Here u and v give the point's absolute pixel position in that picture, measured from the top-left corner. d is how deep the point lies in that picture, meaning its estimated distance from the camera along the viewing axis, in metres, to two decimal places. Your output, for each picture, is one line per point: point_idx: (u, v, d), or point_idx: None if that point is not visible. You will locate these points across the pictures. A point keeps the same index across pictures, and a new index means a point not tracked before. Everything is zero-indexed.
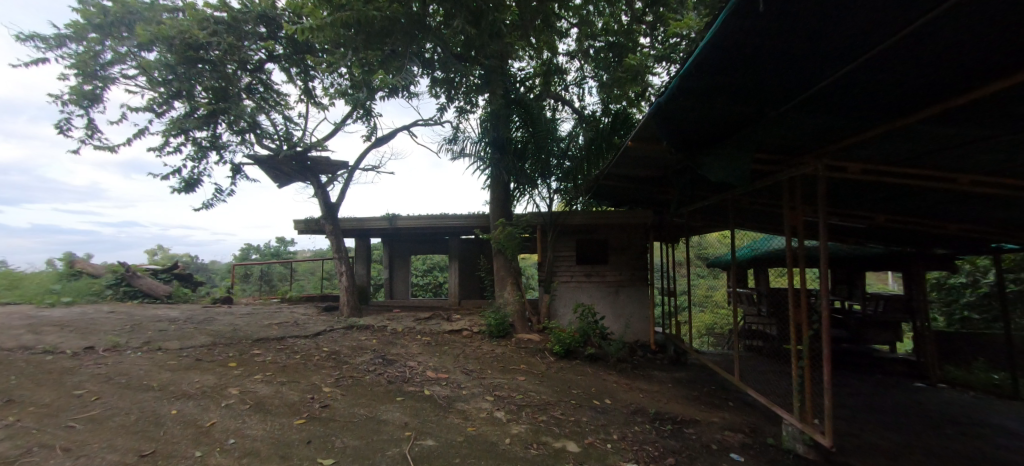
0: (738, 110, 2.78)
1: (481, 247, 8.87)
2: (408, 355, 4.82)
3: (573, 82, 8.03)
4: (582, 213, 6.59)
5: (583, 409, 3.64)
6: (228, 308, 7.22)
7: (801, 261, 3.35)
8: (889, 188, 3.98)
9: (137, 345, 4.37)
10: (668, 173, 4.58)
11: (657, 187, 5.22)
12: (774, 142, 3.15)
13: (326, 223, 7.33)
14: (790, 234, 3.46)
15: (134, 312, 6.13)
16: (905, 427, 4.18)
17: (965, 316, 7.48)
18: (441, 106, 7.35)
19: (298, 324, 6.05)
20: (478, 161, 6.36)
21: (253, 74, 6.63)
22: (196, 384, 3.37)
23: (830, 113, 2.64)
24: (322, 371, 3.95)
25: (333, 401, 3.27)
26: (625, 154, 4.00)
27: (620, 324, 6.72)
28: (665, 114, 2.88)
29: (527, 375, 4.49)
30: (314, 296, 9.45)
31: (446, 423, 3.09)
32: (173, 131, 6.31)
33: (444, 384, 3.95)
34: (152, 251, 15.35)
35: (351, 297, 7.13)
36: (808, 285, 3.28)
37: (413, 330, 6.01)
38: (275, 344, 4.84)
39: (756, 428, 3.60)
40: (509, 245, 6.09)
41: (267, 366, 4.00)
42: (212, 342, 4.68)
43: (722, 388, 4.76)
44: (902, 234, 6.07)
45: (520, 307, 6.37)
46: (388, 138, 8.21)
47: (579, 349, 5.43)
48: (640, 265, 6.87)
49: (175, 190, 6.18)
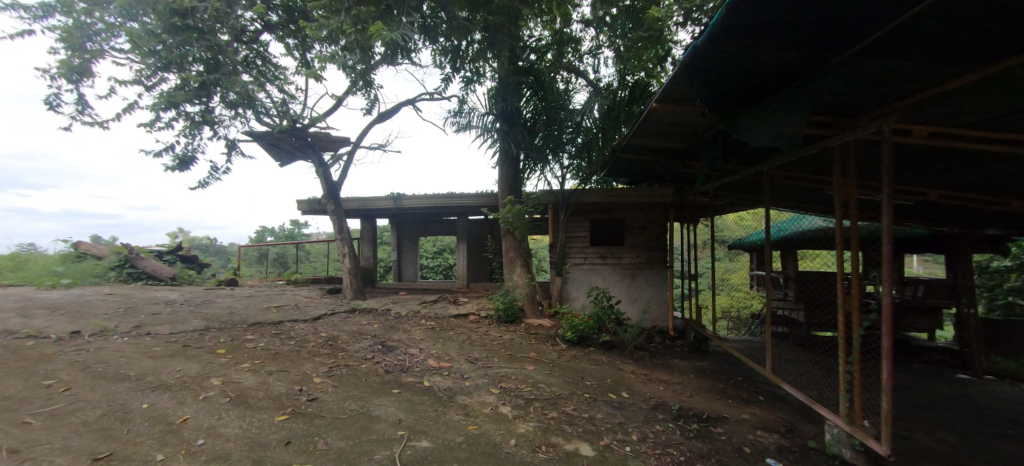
0: (789, 57, 2.26)
1: (490, 228, 8.52)
2: (410, 341, 4.53)
3: (588, 51, 7.46)
4: (597, 191, 6.16)
5: (598, 404, 3.28)
6: (230, 290, 7.03)
7: (854, 243, 2.88)
8: (957, 156, 3.43)
9: (126, 330, 4.17)
10: (695, 143, 4.10)
11: (682, 161, 4.72)
12: (830, 101, 2.62)
13: (328, 203, 7.02)
14: (840, 213, 2.97)
15: (134, 294, 5.99)
16: (963, 427, 3.71)
17: (1009, 301, 6.86)
18: (447, 76, 6.92)
19: (299, 307, 5.83)
20: (486, 135, 5.89)
21: (249, 46, 6.36)
22: (177, 373, 3.13)
23: (908, 58, 2.10)
24: (316, 360, 3.67)
25: (322, 394, 2.98)
26: (646, 120, 3.51)
27: (638, 309, 6.31)
28: (700, 63, 2.37)
29: (538, 365, 4.15)
30: (320, 278, 9.25)
31: (444, 420, 2.77)
32: (163, 105, 5.99)
33: (446, 374, 3.63)
34: (172, 233, 15.54)
35: (354, 279, 6.84)
36: (860, 272, 2.82)
37: (418, 315, 5.72)
38: (272, 329, 4.60)
39: (794, 427, 3.21)
40: (518, 224, 5.70)
41: (259, 353, 3.74)
42: (205, 327, 4.46)
43: (749, 380, 4.37)
44: (953, 212, 5.48)
45: (530, 290, 6.01)
46: (391, 113, 7.80)
47: (593, 336, 5.06)
48: (659, 246, 6.42)
49: (169, 168, 5.88)
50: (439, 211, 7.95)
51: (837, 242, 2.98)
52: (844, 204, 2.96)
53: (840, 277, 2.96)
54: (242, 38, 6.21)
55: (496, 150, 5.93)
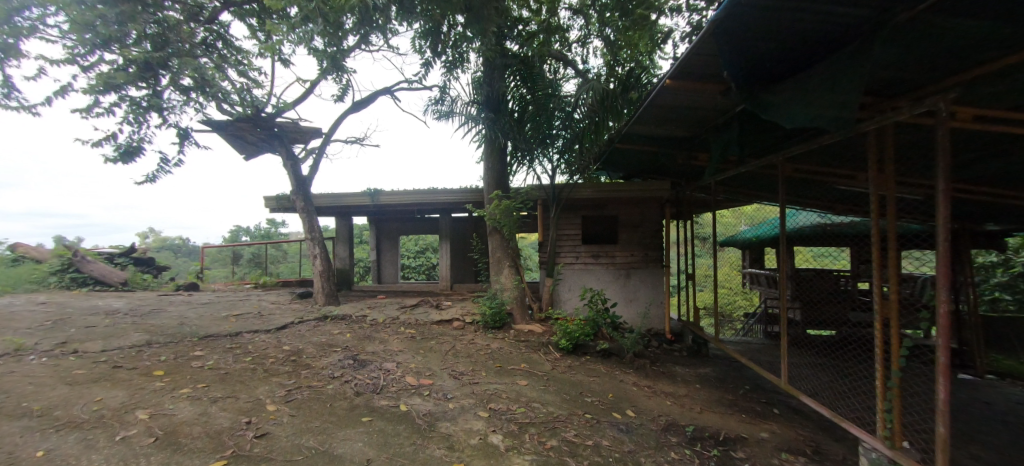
0: (845, 13, 1.84)
1: (475, 225, 8.03)
2: (386, 354, 4.03)
3: (576, 40, 7.06)
4: (591, 186, 5.71)
5: (601, 427, 2.85)
6: (188, 296, 6.36)
7: (892, 245, 2.51)
8: (991, 144, 3.11)
9: (46, 348, 3.54)
10: (705, 129, 3.70)
11: (685, 151, 4.34)
12: (878, 77, 2.23)
13: (297, 200, 6.38)
14: (876, 211, 2.59)
15: (71, 303, 5.28)
16: (994, 440, 3.38)
17: (993, 298, 6.49)
18: (427, 61, 6.41)
19: (262, 315, 5.24)
20: (468, 124, 5.38)
21: (208, 27, 5.77)
22: (94, 405, 2.57)
23: (995, 17, 1.69)
24: (273, 381, 3.14)
25: (275, 427, 2.47)
26: (656, 102, 3.10)
27: (633, 312, 5.95)
28: (737, 19, 1.93)
29: (530, 378, 3.72)
30: (292, 281, 8.59)
31: (422, 457, 2.31)
32: (99, 87, 5.27)
33: (426, 395, 3.15)
34: (141, 233, 14.70)
35: (326, 283, 6.25)
36: (900, 278, 2.46)
37: (397, 321, 5.22)
38: (226, 342, 4.03)
39: (820, 448, 2.85)
40: (506, 222, 5.26)
41: (206, 374, 3.19)
42: (147, 342, 3.86)
43: (758, 389, 4.03)
44: (957, 206, 5.27)
45: (519, 293, 5.54)
46: (367, 102, 7.23)
47: (589, 343, 4.64)
48: (654, 244, 6.06)
49: (109, 159, 5.19)
50: (421, 208, 7.43)
51: (872, 245, 2.61)
52: (880, 202, 2.58)
53: (876, 282, 2.60)
54: (199, 18, 5.62)
55: (480, 140, 5.42)
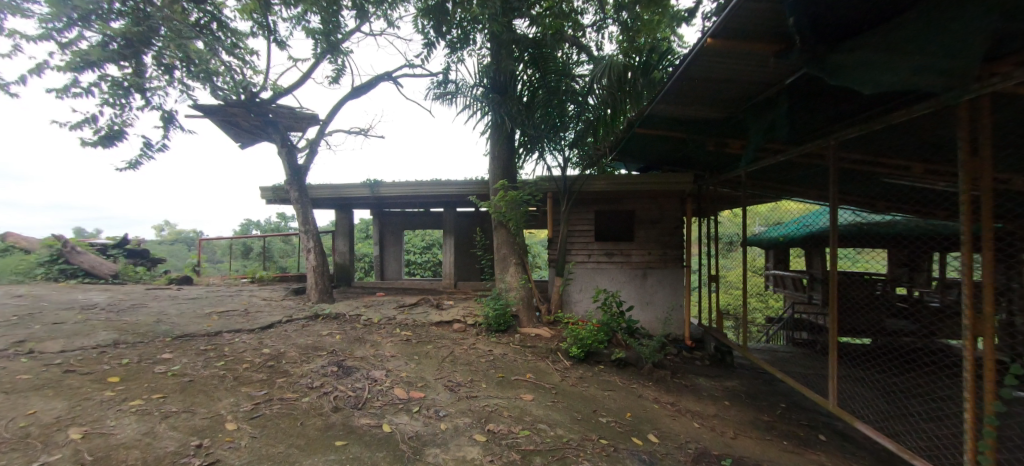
0: None
1: (481, 220, 7.59)
2: (377, 360, 3.61)
3: (590, 25, 6.54)
4: (605, 178, 5.21)
5: (618, 457, 2.40)
6: (176, 291, 6.00)
7: (989, 250, 1.97)
8: None
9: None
10: (744, 108, 3.19)
11: (716, 137, 3.84)
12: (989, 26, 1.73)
13: (291, 191, 6.00)
14: (967, 210, 2.06)
15: (49, 296, 4.96)
16: None
17: None
18: (430, 42, 5.95)
19: (249, 313, 4.87)
20: (472, 108, 4.90)
21: (201, 7, 5.36)
22: (22, 421, 2.18)
23: None
24: (242, 391, 2.75)
25: (228, 453, 2.06)
26: (690, 73, 2.62)
27: (649, 315, 5.47)
28: None
29: (536, 392, 3.27)
30: (290, 276, 8.25)
31: None
32: (76, 64, 4.91)
33: (415, 411, 2.72)
34: (156, 224, 14.74)
35: (320, 279, 5.86)
36: (999, 292, 1.92)
37: (392, 322, 4.80)
38: (201, 344, 3.65)
39: None
40: (512, 215, 4.81)
41: (167, 381, 2.81)
42: (113, 342, 3.50)
43: (796, 408, 3.54)
44: None
45: (525, 293, 5.08)
46: (368, 88, 6.81)
47: (601, 351, 4.18)
48: (674, 242, 5.54)
49: (87, 143, 4.84)
50: (424, 201, 7.01)
51: (961, 250, 2.08)
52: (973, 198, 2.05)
53: (965, 296, 2.06)
54: None
55: (485, 125, 4.93)
